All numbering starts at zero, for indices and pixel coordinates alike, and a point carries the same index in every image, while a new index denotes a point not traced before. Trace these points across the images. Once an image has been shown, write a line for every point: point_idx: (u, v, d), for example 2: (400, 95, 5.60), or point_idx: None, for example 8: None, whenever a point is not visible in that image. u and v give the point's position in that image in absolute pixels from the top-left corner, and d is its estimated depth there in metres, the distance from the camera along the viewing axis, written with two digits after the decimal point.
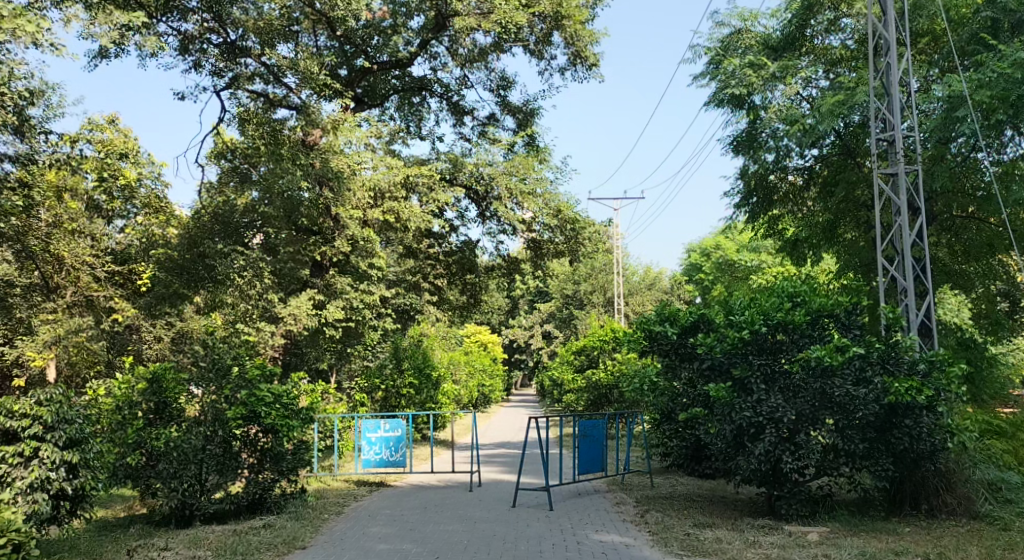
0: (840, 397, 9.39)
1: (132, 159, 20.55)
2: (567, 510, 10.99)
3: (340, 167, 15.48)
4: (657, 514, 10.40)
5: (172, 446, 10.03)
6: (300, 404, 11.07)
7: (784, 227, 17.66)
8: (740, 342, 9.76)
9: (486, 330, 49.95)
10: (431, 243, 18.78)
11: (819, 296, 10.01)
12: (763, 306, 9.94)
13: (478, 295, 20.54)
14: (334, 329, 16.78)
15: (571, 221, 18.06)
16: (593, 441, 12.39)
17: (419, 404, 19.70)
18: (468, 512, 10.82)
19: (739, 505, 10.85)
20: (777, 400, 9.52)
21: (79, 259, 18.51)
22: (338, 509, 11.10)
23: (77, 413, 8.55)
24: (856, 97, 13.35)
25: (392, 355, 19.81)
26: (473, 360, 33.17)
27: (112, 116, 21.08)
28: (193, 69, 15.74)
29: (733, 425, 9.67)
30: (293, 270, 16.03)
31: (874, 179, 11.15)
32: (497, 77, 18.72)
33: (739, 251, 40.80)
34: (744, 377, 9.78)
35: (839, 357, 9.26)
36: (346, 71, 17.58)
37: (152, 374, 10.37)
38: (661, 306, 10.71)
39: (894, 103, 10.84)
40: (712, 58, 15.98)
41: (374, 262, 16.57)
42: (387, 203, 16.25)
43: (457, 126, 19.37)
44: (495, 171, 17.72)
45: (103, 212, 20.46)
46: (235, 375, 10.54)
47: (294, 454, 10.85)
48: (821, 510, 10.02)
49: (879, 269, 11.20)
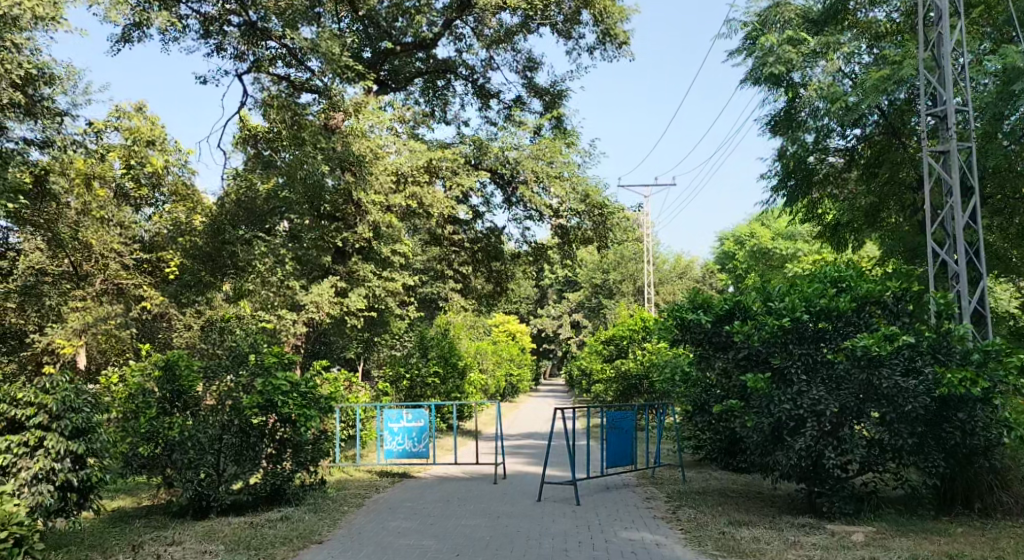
0: (887, 389, 8.85)
1: (160, 146, 19.97)
2: (595, 505, 10.51)
3: (363, 151, 15.08)
4: (690, 511, 9.93)
5: (186, 436, 9.62)
6: (320, 393, 10.69)
7: (824, 212, 16.98)
8: (780, 331, 9.21)
9: (514, 320, 49.68)
10: (456, 230, 18.23)
11: (866, 281, 9.44)
12: (804, 291, 9.41)
13: (505, 283, 20.11)
14: (358, 317, 16.42)
15: (600, 206, 17.51)
16: (622, 433, 11.88)
17: (445, 393, 19.22)
18: (492, 507, 10.37)
19: (776, 501, 10.34)
20: (820, 391, 9.02)
21: (107, 247, 18.41)
22: (358, 502, 10.72)
23: (84, 401, 8.22)
24: (903, 71, 12.66)
25: (418, 345, 19.32)
26: (501, 350, 32.93)
27: (142, 104, 20.67)
28: (215, 53, 15.45)
29: (772, 418, 9.16)
30: (316, 257, 15.65)
31: (923, 157, 10.64)
32: (523, 58, 18.22)
33: (773, 239, 40.14)
34: (784, 367, 9.27)
35: (887, 347, 8.70)
36: (369, 53, 17.15)
37: (166, 361, 9.88)
38: (694, 292, 10.15)
39: (949, 75, 10.34)
40: (750, 33, 15.27)
41: (397, 248, 16.19)
42: (410, 188, 15.83)
43: (483, 110, 18.94)
44: (521, 156, 17.25)
45: (132, 200, 20.05)
46: (251, 363, 10.12)
47: (313, 444, 10.50)
48: (865, 508, 9.47)
49: (929, 254, 10.65)
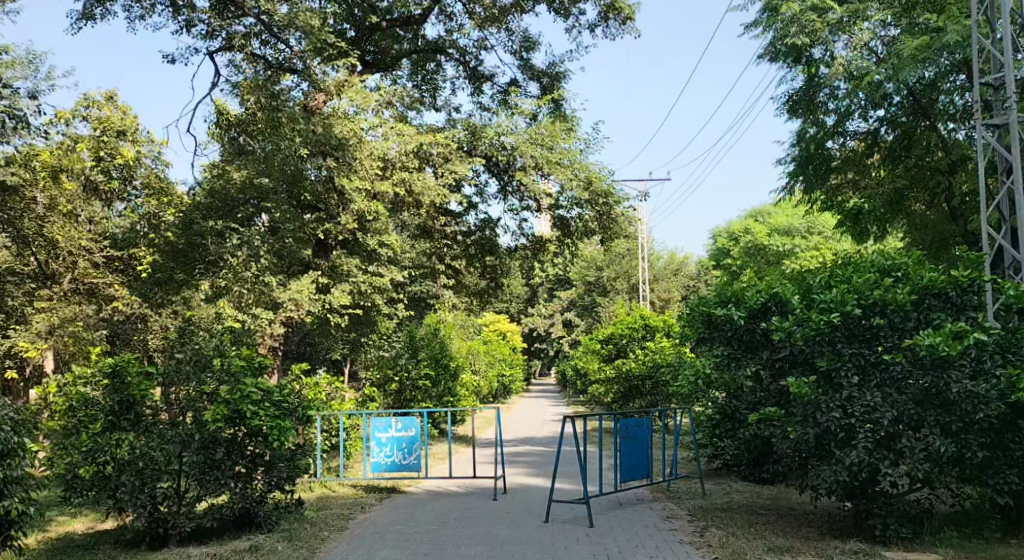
0: (953, 395, 7.64)
1: (132, 137, 18.74)
2: (610, 526, 9.27)
3: (345, 133, 13.84)
4: (721, 534, 8.69)
5: (138, 454, 8.28)
6: (296, 403, 9.41)
7: (845, 198, 15.77)
8: (826, 328, 8.04)
9: (505, 319, 48.37)
10: (447, 222, 16.89)
11: (926, 270, 8.23)
12: (853, 281, 8.25)
13: (499, 279, 18.85)
14: (342, 316, 15.07)
15: (604, 194, 16.17)
16: (637, 443, 10.61)
17: (436, 398, 17.92)
18: (495, 531, 9.10)
19: (814, 521, 9.16)
20: (874, 397, 7.83)
21: (76, 244, 16.70)
22: (341, 524, 9.42)
23: (5, 418, 7.01)
24: (946, 38, 11.43)
25: (408, 345, 17.94)
26: (494, 349, 31.74)
27: (113, 93, 19.44)
28: (185, 30, 13.83)
29: (818, 429, 7.94)
30: (295, 250, 14.16)
31: (978, 131, 9.66)
32: (519, 37, 16.98)
33: (770, 234, 39.13)
34: (831, 369, 8.05)
35: (956, 345, 7.50)
36: (353, 30, 15.90)
37: (113, 366, 8.42)
38: (723, 285, 8.99)
39: (1011, 40, 9.29)
40: (768, 3, 14.15)
41: (384, 241, 14.87)
42: (398, 174, 14.58)
43: (475, 95, 17.67)
44: (518, 140, 15.94)
45: (102, 194, 18.55)
46: (216, 368, 8.73)
47: (290, 461, 9.13)
48: (924, 531, 8.28)
49: (984, 238, 9.64)
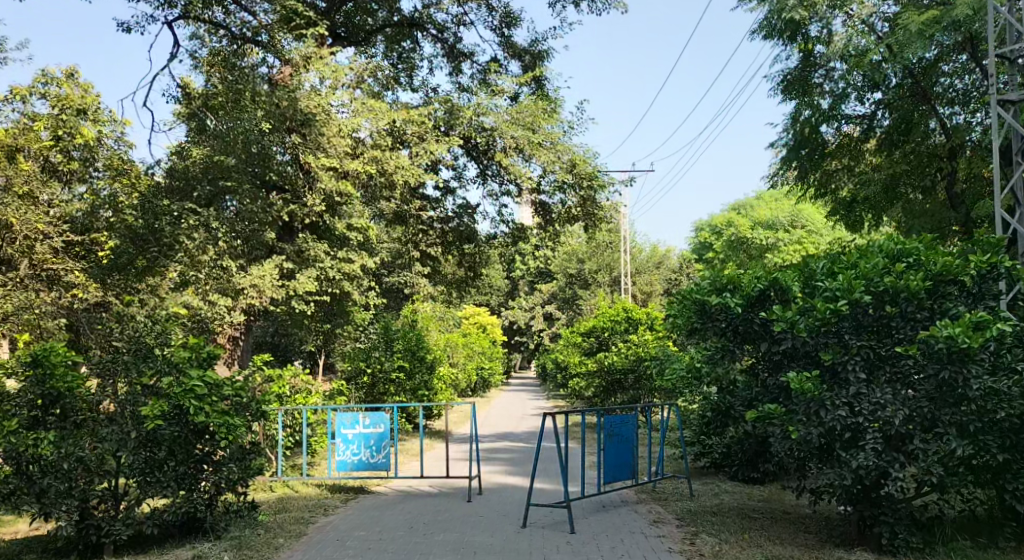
0: (974, 393, 6.90)
1: (93, 116, 17.53)
2: (593, 532, 8.50)
3: (312, 108, 13.15)
4: (712, 542, 7.96)
5: (64, 454, 7.44)
6: (251, 396, 8.57)
7: (839, 185, 15.09)
8: (833, 318, 7.30)
9: (485, 312, 47.43)
10: (424, 208, 16.13)
11: (940, 254, 7.47)
12: (860, 267, 7.51)
13: (478, 268, 18.02)
14: (309, 303, 14.18)
15: (588, 178, 15.40)
16: (622, 441, 9.85)
17: (411, 391, 17.03)
18: (467, 538, 8.29)
19: (813, 527, 8.47)
20: (884, 395, 7.13)
21: (32, 229, 14.27)
22: (298, 530, 8.59)
23: None
24: (955, 12, 10.70)
25: (382, 337, 17.06)
26: (473, 342, 30.88)
27: (74, 71, 18.39)
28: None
29: (822, 429, 7.19)
30: (258, 233, 13.25)
31: (992, 105, 8.97)
32: (501, 13, 16.14)
33: (754, 227, 38.32)
34: (837, 363, 7.34)
35: (977, 337, 6.77)
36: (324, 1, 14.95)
37: (33, 356, 7.73)
38: (717, 272, 8.27)
39: None
40: None
41: (355, 225, 14.00)
42: (369, 152, 13.70)
43: (453, 74, 16.83)
44: (499, 121, 15.06)
45: (61, 176, 17.16)
46: (158, 359, 7.94)
47: (242, 460, 8.28)
48: (933, 540, 7.61)
49: (997, 221, 8.94)
